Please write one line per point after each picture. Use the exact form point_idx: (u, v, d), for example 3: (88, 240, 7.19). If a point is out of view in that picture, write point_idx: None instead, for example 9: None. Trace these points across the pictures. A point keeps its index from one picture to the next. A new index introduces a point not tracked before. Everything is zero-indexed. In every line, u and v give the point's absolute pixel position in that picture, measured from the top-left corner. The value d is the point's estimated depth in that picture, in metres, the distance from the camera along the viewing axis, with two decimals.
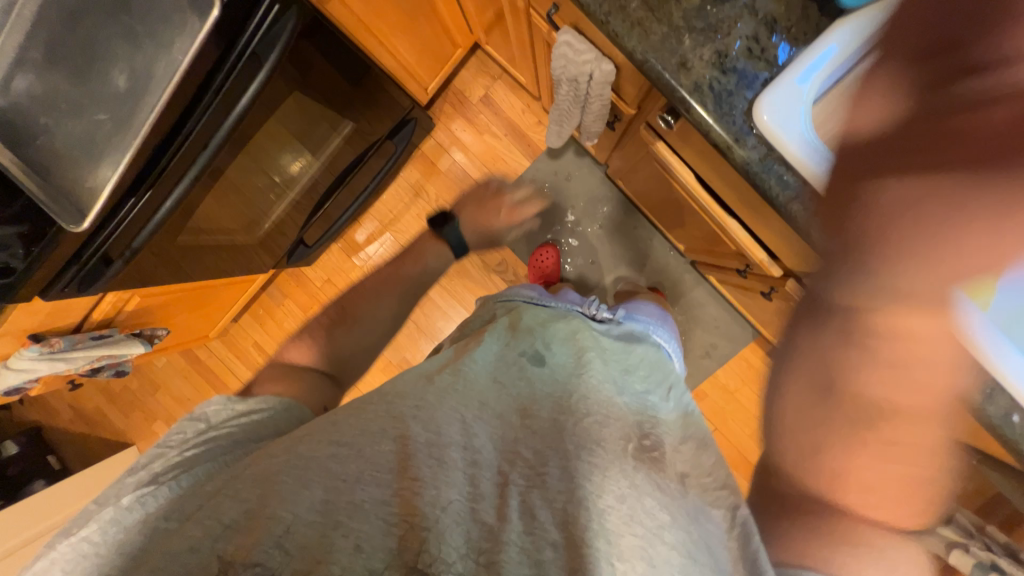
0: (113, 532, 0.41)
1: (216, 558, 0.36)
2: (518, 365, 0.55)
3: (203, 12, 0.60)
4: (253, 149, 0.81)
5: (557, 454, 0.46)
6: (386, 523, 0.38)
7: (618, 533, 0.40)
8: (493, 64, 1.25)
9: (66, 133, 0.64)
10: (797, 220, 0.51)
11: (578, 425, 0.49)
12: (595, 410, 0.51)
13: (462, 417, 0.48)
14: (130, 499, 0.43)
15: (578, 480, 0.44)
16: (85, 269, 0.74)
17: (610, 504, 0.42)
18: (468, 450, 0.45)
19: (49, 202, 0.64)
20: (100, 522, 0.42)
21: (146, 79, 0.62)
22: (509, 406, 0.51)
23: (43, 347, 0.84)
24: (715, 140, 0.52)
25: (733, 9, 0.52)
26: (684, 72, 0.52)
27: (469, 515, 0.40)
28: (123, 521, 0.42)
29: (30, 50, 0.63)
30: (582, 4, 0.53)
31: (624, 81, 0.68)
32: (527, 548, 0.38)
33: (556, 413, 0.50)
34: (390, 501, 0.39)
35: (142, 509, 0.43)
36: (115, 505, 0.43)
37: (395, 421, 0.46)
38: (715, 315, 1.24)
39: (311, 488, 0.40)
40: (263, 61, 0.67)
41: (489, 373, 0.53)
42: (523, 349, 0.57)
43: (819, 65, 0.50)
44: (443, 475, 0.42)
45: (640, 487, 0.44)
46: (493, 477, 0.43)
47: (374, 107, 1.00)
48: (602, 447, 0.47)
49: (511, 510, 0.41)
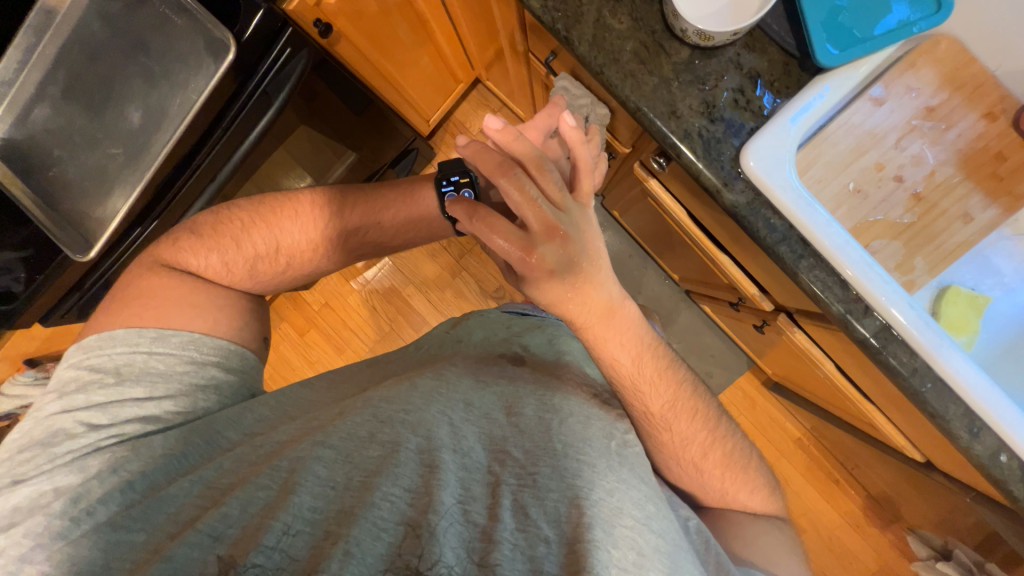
0: (59, 544, 0.41)
1: (216, 558, 0.37)
2: (497, 368, 0.56)
3: (217, 55, 0.64)
4: (258, 176, 0.88)
5: (546, 454, 0.45)
6: (377, 528, 0.37)
7: (611, 523, 0.40)
8: (493, 98, 1.28)
9: (78, 165, 0.66)
10: (784, 261, 0.53)
11: (562, 423, 0.48)
12: (577, 411, 0.50)
13: (451, 419, 0.47)
14: (60, 504, 0.43)
15: (569, 478, 0.43)
16: (87, 296, 0.76)
17: (601, 497, 0.42)
18: (458, 452, 0.44)
19: (54, 229, 0.66)
20: (34, 536, 0.41)
21: (160, 113, 0.65)
22: (493, 405, 0.50)
23: (37, 371, 0.92)
24: (705, 183, 0.54)
25: (720, 63, 0.55)
26: (674, 119, 0.54)
27: (462, 517, 0.38)
28: (64, 534, 0.42)
29: (31, 85, 0.63)
30: (577, 56, 0.55)
31: (618, 124, 0.71)
32: (520, 545, 0.37)
33: (540, 411, 0.49)
34: (379, 504, 0.39)
35: (88, 520, 0.42)
36: (44, 512, 0.43)
37: (382, 425, 0.46)
38: (711, 342, 1.26)
39: (300, 494, 0.41)
40: (273, 99, 0.71)
41: (471, 376, 0.53)
42: (503, 352, 0.59)
43: (803, 115, 0.53)
44: (435, 479, 0.40)
45: (628, 479, 0.45)
46: (483, 479, 0.42)
47: (377, 137, 1.03)
48: (587, 443, 0.47)
49: (503, 510, 0.40)
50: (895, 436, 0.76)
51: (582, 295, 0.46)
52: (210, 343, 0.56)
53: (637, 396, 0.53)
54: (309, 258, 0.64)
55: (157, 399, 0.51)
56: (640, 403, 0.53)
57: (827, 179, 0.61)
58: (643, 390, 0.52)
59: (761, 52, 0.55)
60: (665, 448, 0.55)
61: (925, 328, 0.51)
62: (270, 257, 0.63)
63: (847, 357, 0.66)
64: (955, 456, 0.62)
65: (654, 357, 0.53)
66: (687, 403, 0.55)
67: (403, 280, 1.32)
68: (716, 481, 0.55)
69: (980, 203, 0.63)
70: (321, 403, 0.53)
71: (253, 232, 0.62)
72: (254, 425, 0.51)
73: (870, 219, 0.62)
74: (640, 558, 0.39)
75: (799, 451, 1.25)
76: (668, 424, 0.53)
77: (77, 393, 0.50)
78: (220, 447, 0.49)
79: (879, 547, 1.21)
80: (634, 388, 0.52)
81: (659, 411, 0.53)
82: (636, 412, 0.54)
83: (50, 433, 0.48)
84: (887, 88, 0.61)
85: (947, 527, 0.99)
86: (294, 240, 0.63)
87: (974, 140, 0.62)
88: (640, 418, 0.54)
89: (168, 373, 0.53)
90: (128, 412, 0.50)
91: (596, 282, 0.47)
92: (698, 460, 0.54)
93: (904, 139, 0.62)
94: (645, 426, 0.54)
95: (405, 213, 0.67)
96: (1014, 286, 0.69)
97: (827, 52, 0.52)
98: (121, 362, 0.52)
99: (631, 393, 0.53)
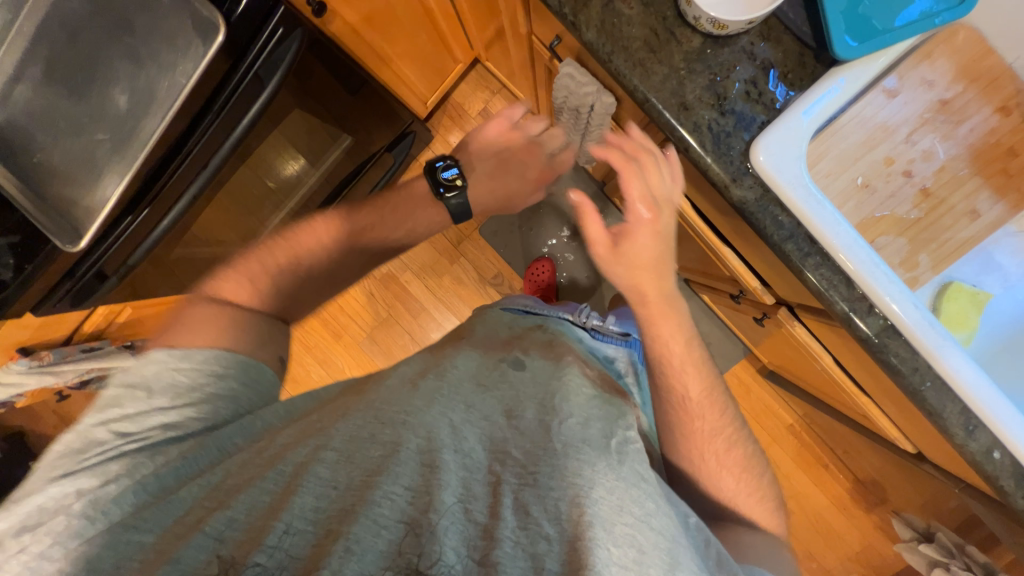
0: (74, 544, 0.41)
1: (217, 558, 0.38)
2: (498, 371, 0.54)
3: (207, 36, 0.60)
4: (253, 159, 0.81)
5: (546, 454, 0.44)
6: (377, 525, 0.38)
7: (611, 522, 0.40)
8: (493, 79, 1.25)
9: (63, 151, 0.63)
10: (791, 260, 0.53)
11: (562, 424, 0.47)
12: (577, 412, 0.49)
13: (451, 420, 0.47)
14: (81, 505, 0.43)
15: (570, 477, 0.42)
16: (78, 285, 0.74)
17: (600, 496, 0.41)
18: (459, 453, 0.44)
19: (42, 217, 0.64)
20: (53, 534, 0.41)
21: (148, 98, 0.62)
22: (494, 409, 0.50)
23: (31, 360, 0.89)
24: (713, 178, 0.53)
25: (732, 52, 0.53)
26: (684, 112, 0.53)
27: (462, 515, 0.39)
28: (81, 532, 0.42)
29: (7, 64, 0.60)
30: (584, 42, 0.53)
31: (623, 113, 0.69)
32: (521, 542, 0.38)
33: (541, 415, 0.48)
34: (380, 501, 0.39)
35: (102, 520, 0.42)
36: (65, 512, 0.43)
37: (383, 426, 0.45)
38: (708, 330, 1.27)
39: (302, 494, 0.41)
40: (265, 83, 0.69)
41: (471, 377, 0.53)
42: (503, 356, 0.57)
43: (815, 108, 0.52)
44: (435, 479, 0.41)
45: (627, 478, 0.44)
46: (483, 478, 0.42)
47: (375, 119, 1.00)
48: (587, 444, 0.45)
49: (504, 509, 0.40)
50: (888, 429, 0.77)
51: (645, 268, 0.53)
52: (230, 357, 0.54)
53: (681, 376, 0.55)
54: (322, 260, 0.70)
55: (180, 408, 0.50)
56: (683, 384, 0.55)
57: (836, 172, 0.60)
58: (688, 371, 0.55)
59: (775, 42, 0.53)
60: (696, 435, 0.55)
61: (927, 328, 0.51)
62: (292, 263, 0.68)
63: (848, 353, 0.66)
64: (947, 450, 0.63)
65: (696, 345, 0.57)
66: (714, 394, 0.56)
67: (401, 266, 1.31)
68: (732, 478, 0.55)
69: (986, 201, 0.62)
70: (322, 405, 0.53)
71: (279, 248, 0.68)
72: (257, 432, 0.50)
73: (877, 215, 0.61)
74: (640, 555, 0.39)
75: (792, 438, 1.27)
76: (700, 411, 0.55)
77: (109, 401, 0.50)
78: (228, 451, 0.48)
79: (864, 529, 1.25)
80: (678, 369, 0.55)
81: (698, 394, 0.55)
82: (674, 394, 0.55)
83: (80, 441, 0.48)
84: (901, 80, 0.59)
85: (932, 512, 1.01)
86: (311, 245, 0.70)
87: (986, 135, 0.61)
88: (675, 402, 0.56)
89: (191, 385, 0.52)
90: (153, 421, 0.49)
91: (662, 263, 0.53)
92: (724, 454, 0.55)
93: (915, 132, 0.61)
94: (681, 410, 0.55)
95: (402, 214, 0.78)
96: (1015, 283, 0.69)
97: (845, 44, 0.50)
98: (147, 373, 0.51)
99: (675, 374, 0.55)
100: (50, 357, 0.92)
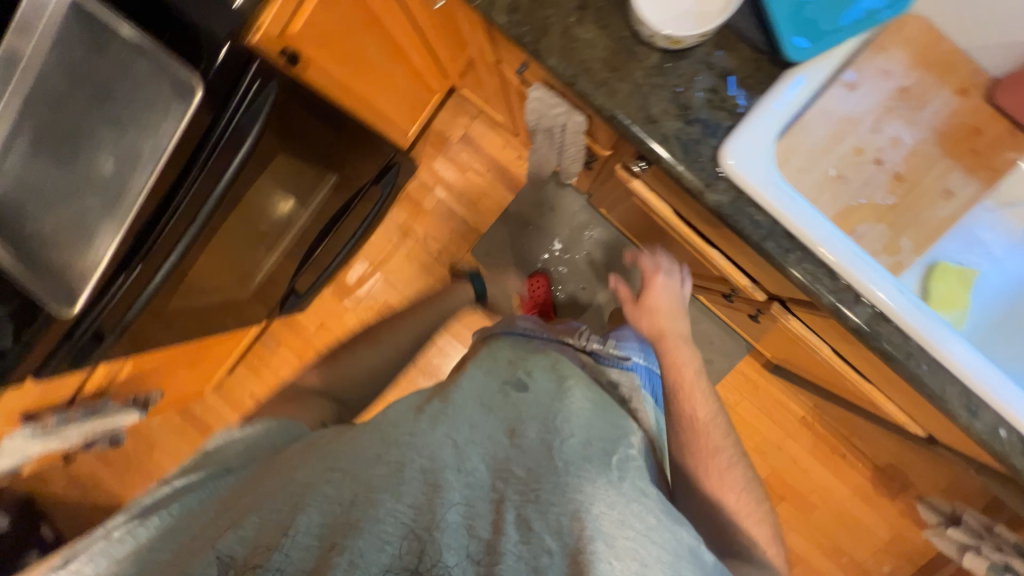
0: (104, 564, 0.43)
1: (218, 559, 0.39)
2: (500, 394, 0.54)
3: (184, 97, 0.62)
4: (244, 207, 0.83)
5: (548, 471, 0.44)
6: (381, 539, 0.38)
7: (612, 537, 0.40)
8: (470, 105, 1.28)
9: (53, 218, 0.65)
10: (772, 257, 0.53)
11: (563, 442, 0.47)
12: (578, 430, 0.49)
13: (454, 440, 0.46)
14: (120, 530, 0.45)
15: (571, 493, 0.42)
16: (78, 347, 0.73)
17: (602, 511, 0.41)
18: (462, 471, 0.44)
19: (43, 292, 0.65)
20: (91, 555, 0.43)
21: (133, 161, 0.63)
22: (498, 428, 0.49)
23: (34, 428, 0.85)
24: (687, 185, 0.54)
25: (690, 64, 0.55)
26: (651, 124, 0.54)
27: (467, 531, 0.39)
28: (112, 553, 0.43)
29: None
30: (548, 67, 0.55)
31: (595, 129, 0.71)
32: (524, 556, 0.38)
33: (543, 433, 0.48)
34: (383, 519, 0.39)
35: (132, 541, 0.44)
36: (105, 537, 0.44)
37: (389, 447, 0.46)
38: (709, 330, 1.27)
39: (308, 512, 0.41)
40: (246, 134, 0.70)
41: (476, 400, 0.52)
42: (506, 378, 0.57)
43: (777, 109, 0.53)
44: (437, 498, 0.41)
45: (627, 493, 0.44)
46: (486, 498, 0.42)
47: (359, 155, 1.02)
48: (588, 461, 0.45)
49: (506, 524, 0.40)
50: (896, 414, 0.77)
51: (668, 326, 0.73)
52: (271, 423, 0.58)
53: (690, 400, 0.67)
54: None
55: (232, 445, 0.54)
56: (692, 407, 0.66)
57: (809, 167, 0.61)
58: (697, 396, 0.67)
59: (731, 51, 0.55)
60: (703, 449, 0.62)
61: (914, 312, 0.51)
62: None
63: (844, 343, 0.66)
64: (955, 429, 0.62)
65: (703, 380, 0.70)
66: (720, 421, 0.66)
67: (398, 295, 1.32)
68: (735, 490, 0.60)
69: (960, 180, 0.63)
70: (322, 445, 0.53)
71: None
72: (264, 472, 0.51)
73: (854, 204, 0.62)
74: (643, 569, 0.39)
75: (806, 431, 1.25)
76: (707, 433, 0.64)
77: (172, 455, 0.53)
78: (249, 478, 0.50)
79: (890, 518, 1.22)
80: (687, 396, 0.67)
81: (706, 414, 0.65)
82: (685, 416, 0.65)
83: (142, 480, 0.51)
84: (860, 72, 0.61)
85: (955, 493, 0.99)
86: None
87: (950, 117, 0.62)
88: (686, 421, 0.65)
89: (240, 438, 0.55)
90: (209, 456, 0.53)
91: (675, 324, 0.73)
92: (731, 469, 0.61)
93: (880, 121, 0.62)
94: (690, 429, 0.64)
95: None
96: (1001, 257, 0.70)
97: (796, 47, 0.52)
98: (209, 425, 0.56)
99: (685, 400, 0.67)
100: (54, 422, 0.88)
